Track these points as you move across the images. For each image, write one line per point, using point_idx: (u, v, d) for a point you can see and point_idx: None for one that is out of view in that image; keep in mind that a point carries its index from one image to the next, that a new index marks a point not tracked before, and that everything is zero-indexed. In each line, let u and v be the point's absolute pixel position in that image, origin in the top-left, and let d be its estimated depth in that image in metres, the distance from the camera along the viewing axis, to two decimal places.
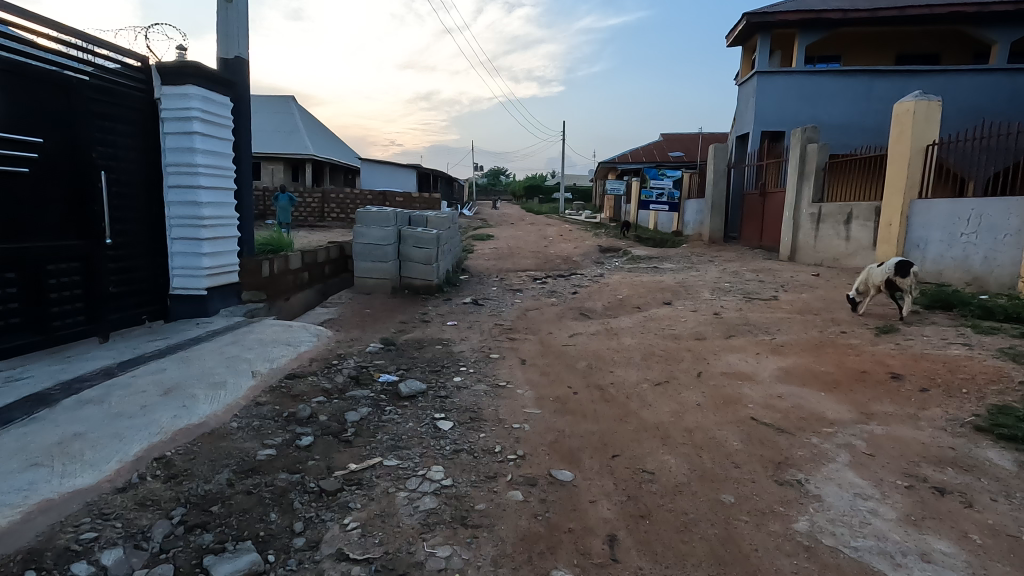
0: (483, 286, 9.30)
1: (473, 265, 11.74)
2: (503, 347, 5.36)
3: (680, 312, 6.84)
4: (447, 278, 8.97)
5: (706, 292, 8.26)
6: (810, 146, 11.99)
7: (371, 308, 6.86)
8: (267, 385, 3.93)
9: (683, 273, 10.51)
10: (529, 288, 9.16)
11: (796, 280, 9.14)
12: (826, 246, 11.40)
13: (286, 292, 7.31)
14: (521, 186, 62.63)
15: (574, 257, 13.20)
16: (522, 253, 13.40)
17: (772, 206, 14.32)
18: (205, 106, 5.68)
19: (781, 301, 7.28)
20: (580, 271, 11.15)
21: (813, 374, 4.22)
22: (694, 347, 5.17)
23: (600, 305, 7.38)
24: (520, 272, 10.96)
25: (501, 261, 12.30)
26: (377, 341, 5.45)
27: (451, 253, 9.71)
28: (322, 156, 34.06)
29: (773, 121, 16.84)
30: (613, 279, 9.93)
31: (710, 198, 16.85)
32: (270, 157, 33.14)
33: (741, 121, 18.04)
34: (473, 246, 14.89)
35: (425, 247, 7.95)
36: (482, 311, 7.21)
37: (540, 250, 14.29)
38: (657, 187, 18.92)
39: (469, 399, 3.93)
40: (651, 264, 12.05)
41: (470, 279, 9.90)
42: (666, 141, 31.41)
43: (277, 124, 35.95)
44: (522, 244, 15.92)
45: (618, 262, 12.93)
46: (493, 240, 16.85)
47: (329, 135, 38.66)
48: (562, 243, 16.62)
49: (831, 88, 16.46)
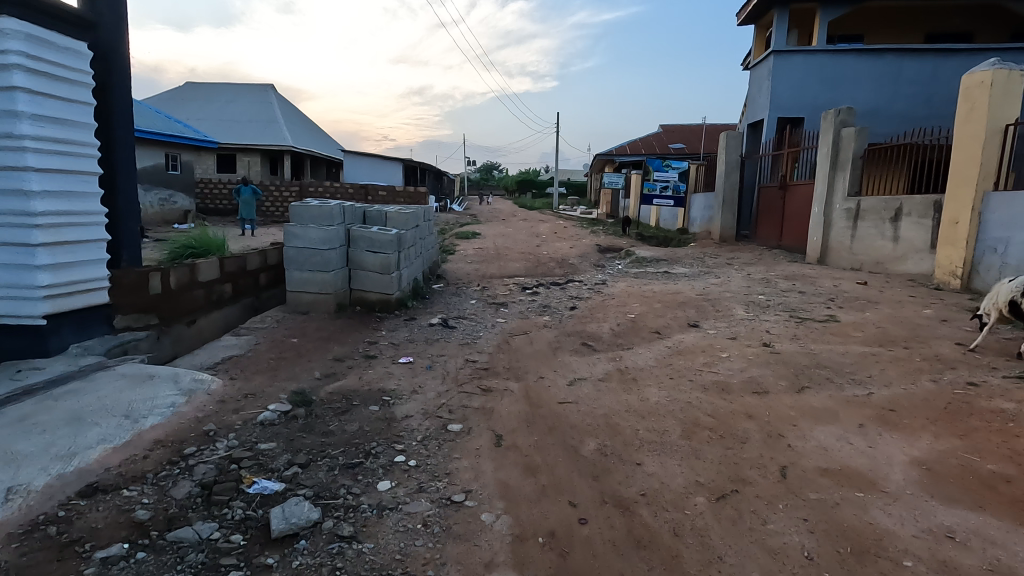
0: (460, 299, 7.55)
1: (452, 269, 9.99)
2: (471, 407, 3.62)
3: (714, 342, 5.12)
4: (413, 289, 7.22)
5: (737, 308, 6.56)
6: (845, 131, 10.30)
7: (302, 336, 5.11)
8: (23, 522, 2.17)
9: (701, 280, 8.83)
10: (516, 301, 7.43)
11: (842, 291, 7.47)
12: (866, 248, 9.74)
13: (191, 312, 5.52)
14: (514, 181, 60.77)
15: (570, 259, 11.46)
16: (510, 254, 11.64)
17: (795, 201, 12.66)
18: (31, 51, 3.88)
19: (843, 323, 5.58)
20: (578, 278, 9.43)
21: (981, 482, 2.52)
22: (756, 410, 3.46)
23: (606, 328, 5.65)
24: (506, 279, 9.20)
25: (484, 265, 10.53)
26: (285, 398, 3.68)
27: (421, 257, 7.96)
28: (301, 148, 32.12)
29: (791, 107, 15.17)
30: (619, 289, 8.22)
31: (720, 190, 15.18)
32: (244, 148, 31.14)
33: (754, 107, 16.35)
34: (455, 246, 13.14)
35: (382, 251, 6.20)
36: (452, 338, 5.47)
37: (532, 250, 12.57)
38: (662, 179, 16.79)
39: (392, 546, 2.17)
40: (660, 269, 10.35)
41: (445, 289, 8.15)
42: (666, 132, 29.71)
43: (254, 114, 33.88)
44: (512, 243, 14.16)
45: (621, 265, 11.22)
46: (479, 239, 15.10)
47: (310, 126, 36.65)
48: (555, 242, 14.89)
49: (855, 69, 14.77)
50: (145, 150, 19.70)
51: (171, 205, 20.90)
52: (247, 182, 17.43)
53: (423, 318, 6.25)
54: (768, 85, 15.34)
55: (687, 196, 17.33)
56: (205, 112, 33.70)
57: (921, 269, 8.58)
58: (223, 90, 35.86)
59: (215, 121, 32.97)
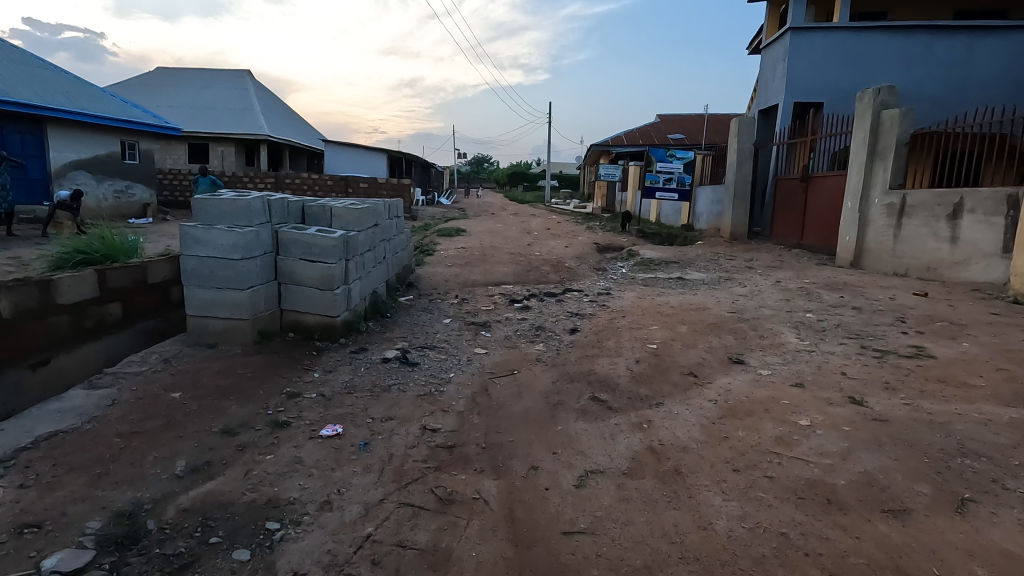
0: (432, 317, 6.01)
1: (428, 275, 8.46)
2: (413, 553, 2.10)
3: (777, 395, 3.63)
4: (371, 304, 5.71)
5: (787, 333, 5.08)
6: (886, 114, 8.85)
7: (191, 387, 3.56)
8: None
9: (723, 290, 7.38)
10: (502, 319, 5.92)
11: (905, 307, 6.03)
12: (913, 250, 8.32)
13: (44, 348, 3.97)
14: (504, 174, 59.05)
15: (567, 261, 9.95)
16: (497, 256, 10.11)
17: (819, 195, 11.23)
18: None
19: (944, 360, 4.11)
20: (576, 285, 7.95)
21: None
22: (910, 565, 1.97)
23: (623, 367, 4.13)
24: (491, 288, 7.68)
25: (466, 269, 8.99)
26: (88, 536, 2.15)
27: (385, 263, 6.44)
28: (278, 137, 30.29)
29: (808, 91, 13.75)
30: (629, 303, 6.72)
31: (731, 183, 13.72)
32: (217, 138, 29.27)
33: (767, 91, 14.93)
34: (435, 245, 11.61)
35: (320, 259, 4.69)
36: (411, 385, 3.93)
37: (523, 250, 11.06)
38: (665, 171, 15.27)
39: None
40: (671, 274, 8.89)
41: (415, 303, 6.62)
42: (664, 122, 28.21)
43: (229, 101, 32.02)
44: (501, 241, 12.62)
45: (625, 269, 9.73)
46: (464, 236, 13.58)
47: (290, 115, 34.84)
48: (548, 240, 13.41)
49: (881, 48, 13.33)
50: (98, 138, 17.93)
51: (129, 198, 19.16)
52: (207, 173, 15.75)
53: (377, 350, 4.71)
54: (784, 66, 13.91)
55: (692, 189, 15.94)
56: (176, 100, 31.77)
57: (990, 277, 7.17)
58: (196, 76, 33.90)
59: (187, 108, 31.08)
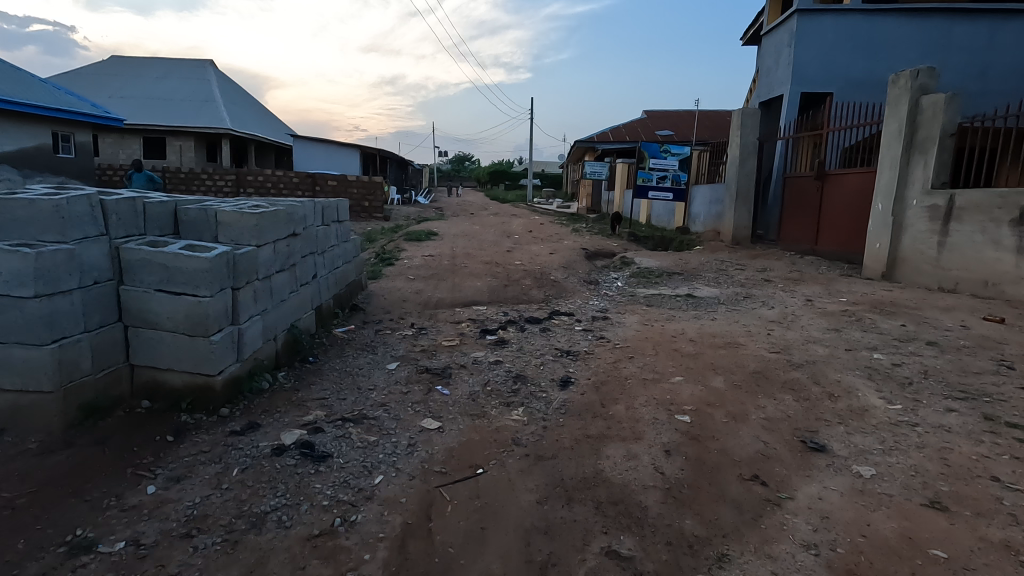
0: (374, 358, 4.45)
1: (384, 292, 6.89)
2: None
3: (914, 533, 2.18)
4: (285, 344, 4.13)
5: (864, 388, 3.63)
6: (927, 100, 7.53)
7: None
8: None
9: (748, 314, 5.95)
10: (470, 362, 4.39)
11: (993, 341, 4.65)
12: (965, 262, 7.01)
13: None
14: (485, 172, 57.34)
15: (552, 272, 8.45)
16: (471, 265, 8.56)
17: (837, 195, 9.91)
18: None
19: None
20: (565, 306, 6.45)
21: None
22: None
23: (649, 467, 2.64)
24: (460, 311, 6.14)
25: (431, 284, 7.41)
26: None
27: (313, 283, 4.86)
28: (242, 131, 28.33)
29: (816, 80, 12.49)
30: (633, 332, 5.25)
31: (732, 182, 12.34)
32: (175, 131, 27.45)
33: (769, 81, 13.67)
34: (399, 252, 10.03)
35: (186, 290, 3.12)
36: (304, 510, 2.38)
37: (503, 258, 9.56)
38: (659, 168, 13.79)
39: None
40: (677, 288, 7.47)
41: (356, 336, 5.04)
42: (651, 118, 26.92)
43: (188, 92, 29.93)
44: (477, 246, 11.09)
45: (620, 282, 8.28)
46: (435, 240, 12.02)
47: (256, 108, 32.84)
48: (530, 245, 11.90)
49: (896, 33, 12.09)
50: (24, 128, 15.91)
51: None
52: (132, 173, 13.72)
53: (274, 428, 3.13)
54: (789, 53, 12.65)
55: (688, 188, 14.63)
56: (131, 90, 29.61)
57: None
58: (154, 65, 31.73)
59: (143, 100, 29.01)
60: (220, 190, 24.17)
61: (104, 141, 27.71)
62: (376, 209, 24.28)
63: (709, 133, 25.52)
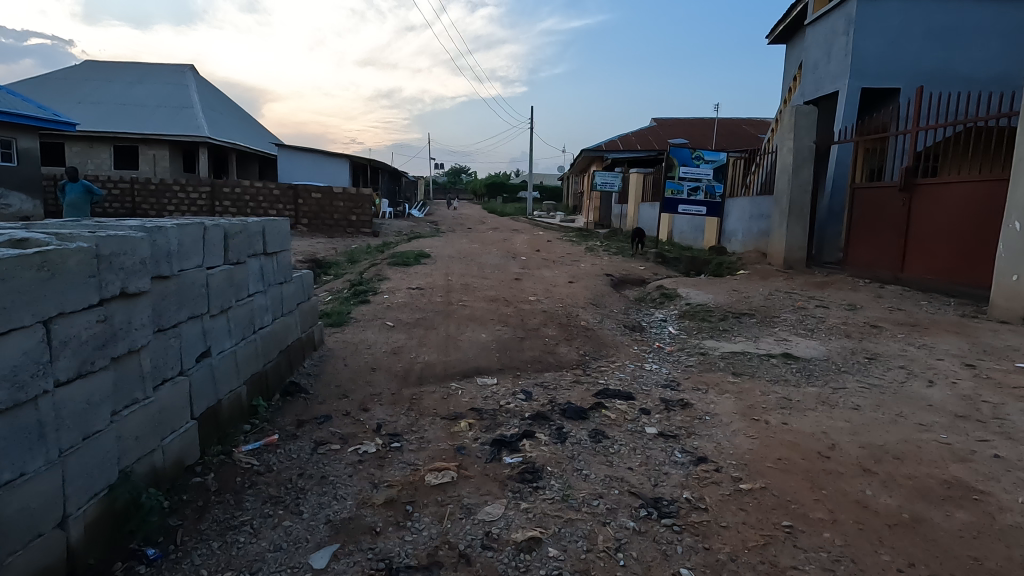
0: (290, 530, 2.30)
1: (345, 352, 4.75)
2: None
3: None
4: (96, 525, 2.00)
5: None
6: None
7: None
8: None
9: (902, 396, 3.86)
10: (477, 542, 2.25)
11: None
12: None
13: None
14: (482, 185, 55.53)
15: (578, 313, 6.35)
16: (470, 303, 6.43)
17: (931, 211, 7.91)
18: None
19: None
20: (614, 378, 4.35)
21: None
22: None
23: None
24: (456, 392, 3.99)
25: (416, 336, 5.27)
26: None
27: (194, 370, 2.73)
28: (221, 139, 26.34)
29: (879, 73, 10.55)
30: (748, 448, 3.11)
31: (783, 194, 10.31)
32: (149, 140, 25.51)
33: (818, 78, 11.74)
34: (379, 283, 7.93)
35: None
36: None
37: (512, 290, 7.44)
38: (691, 177, 11.77)
39: None
40: (759, 341, 5.36)
41: (277, 457, 2.90)
42: (662, 126, 25.07)
43: (165, 98, 28.01)
44: (478, 272, 9.01)
45: (671, 326, 6.19)
46: (426, 264, 9.93)
47: (240, 116, 30.94)
48: (542, 271, 9.84)
49: (976, 17, 10.17)
50: None
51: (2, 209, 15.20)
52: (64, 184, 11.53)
53: None
54: (845, 42, 10.73)
55: (724, 201, 12.58)
56: (102, 96, 27.68)
57: None
58: (129, 70, 29.83)
59: (115, 107, 27.09)
60: (194, 203, 22.10)
61: (71, 149, 25.70)
62: (363, 224, 22.22)
63: (726, 142, 23.63)
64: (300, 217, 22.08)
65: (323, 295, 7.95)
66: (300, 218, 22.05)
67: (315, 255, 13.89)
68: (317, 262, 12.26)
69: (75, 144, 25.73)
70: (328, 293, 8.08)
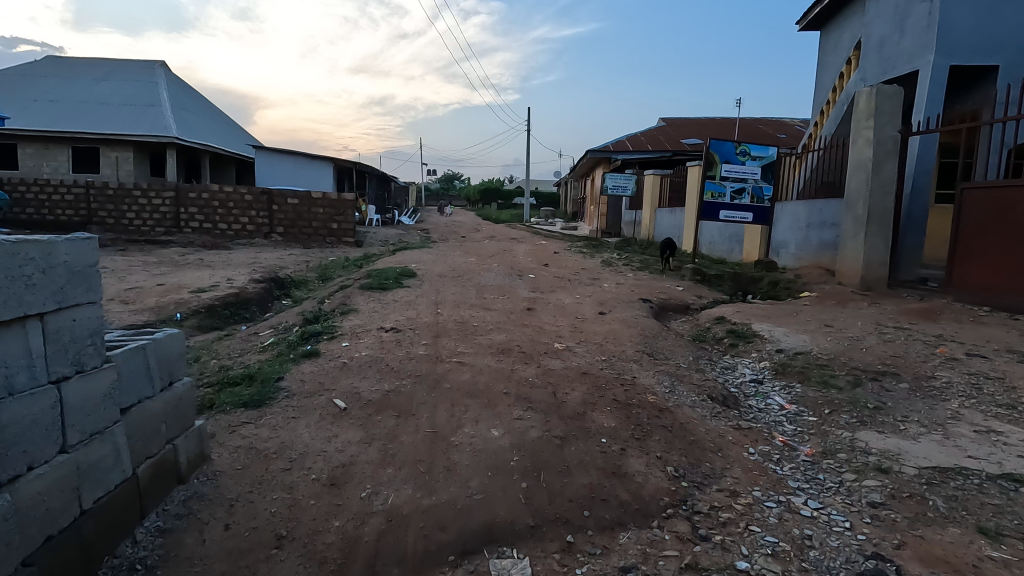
0: None
1: (237, 487, 2.52)
2: None
3: None
4: None
5: None
6: None
7: None
8: None
9: None
10: None
11: None
12: None
13: None
14: (476, 191, 53.41)
15: (635, 374, 4.18)
16: (469, 359, 4.22)
17: None
18: None
19: None
20: (766, 559, 2.18)
21: None
22: None
23: None
24: None
25: (378, 434, 3.07)
26: None
27: None
28: (192, 140, 24.07)
29: (970, 47, 8.52)
30: None
31: (858, 197, 8.23)
32: (110, 140, 23.24)
33: (886, 58, 9.72)
34: (344, 319, 5.74)
35: None
36: None
37: (528, 331, 5.23)
38: (734, 177, 9.67)
39: None
40: (957, 438, 3.21)
41: None
42: (672, 127, 23.07)
43: (131, 95, 25.76)
44: (478, 299, 6.84)
45: (779, 397, 4.04)
46: (409, 285, 7.73)
47: (215, 116, 28.73)
48: (559, 295, 7.69)
49: None
50: None
51: None
52: None
53: None
54: (926, 11, 8.72)
55: (777, 207, 10.41)
56: (63, 93, 25.34)
57: None
58: (94, 65, 27.57)
59: (75, 105, 24.77)
60: (157, 210, 19.81)
61: (25, 150, 23.37)
62: (346, 232, 19.97)
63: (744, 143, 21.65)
64: (275, 226, 19.84)
65: (265, 340, 5.69)
66: (275, 226, 19.81)
67: (280, 271, 11.66)
68: (278, 281, 10.01)
69: (29, 145, 23.40)
70: (273, 335, 5.83)
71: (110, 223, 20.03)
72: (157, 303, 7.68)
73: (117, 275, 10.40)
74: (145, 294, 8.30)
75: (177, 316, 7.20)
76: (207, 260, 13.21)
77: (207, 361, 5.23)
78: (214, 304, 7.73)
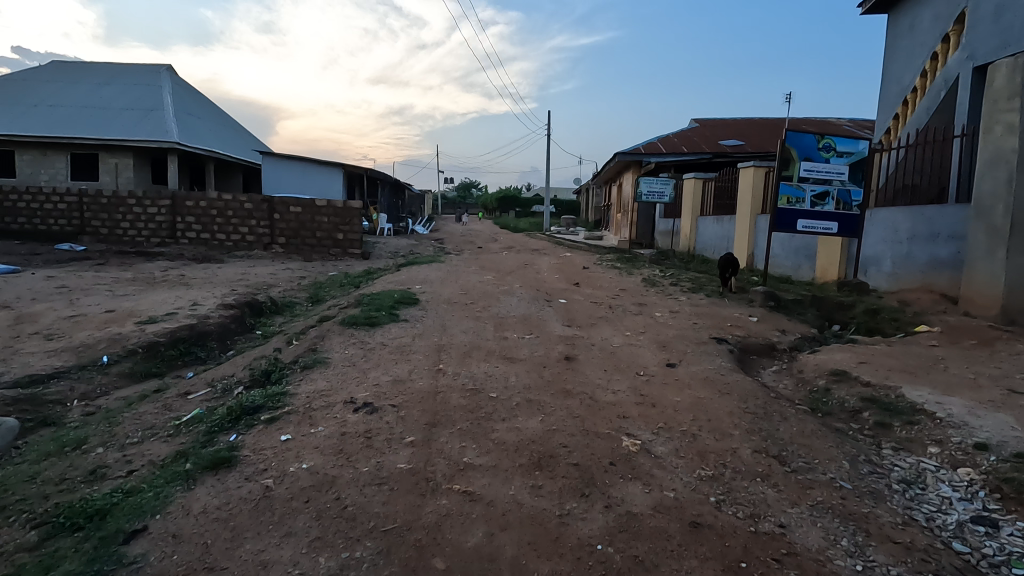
0: None
1: None
2: None
3: None
4: None
5: None
6: None
7: None
8: None
9: None
10: None
11: None
12: None
13: None
14: (493, 199, 51.76)
15: (784, 520, 2.31)
16: (482, 486, 2.41)
17: None
18: None
19: None
20: None
21: None
22: None
23: None
24: None
25: None
26: None
27: None
28: (194, 145, 22.78)
29: None
30: None
31: (995, 201, 6.26)
32: (109, 146, 22.08)
33: (1005, 30, 7.77)
34: (304, 379, 3.97)
35: None
36: None
37: (574, 410, 3.40)
38: (815, 179, 7.77)
39: None
40: None
41: None
42: (708, 128, 21.13)
43: (134, 100, 24.67)
44: (497, 342, 5.02)
45: None
46: (407, 317, 5.95)
47: (222, 122, 27.57)
48: (604, 332, 5.82)
49: None
50: None
51: None
52: None
53: None
54: None
55: (869, 214, 8.34)
56: (64, 98, 24.32)
57: None
58: (99, 70, 26.64)
59: (76, 109, 23.70)
60: (152, 220, 18.42)
61: (22, 157, 22.31)
62: (352, 242, 18.33)
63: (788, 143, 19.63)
64: (277, 236, 18.31)
65: (185, 414, 3.81)
66: (276, 236, 18.27)
67: (266, 291, 9.98)
68: (257, 305, 8.33)
69: (26, 152, 22.34)
70: (204, 403, 4.01)
71: (104, 233, 18.64)
72: (85, 340, 6.00)
73: (70, 296, 8.79)
74: (82, 326, 6.64)
75: (104, 360, 5.52)
76: (189, 277, 11.60)
77: (89, 451, 3.43)
78: (158, 340, 6.02)
